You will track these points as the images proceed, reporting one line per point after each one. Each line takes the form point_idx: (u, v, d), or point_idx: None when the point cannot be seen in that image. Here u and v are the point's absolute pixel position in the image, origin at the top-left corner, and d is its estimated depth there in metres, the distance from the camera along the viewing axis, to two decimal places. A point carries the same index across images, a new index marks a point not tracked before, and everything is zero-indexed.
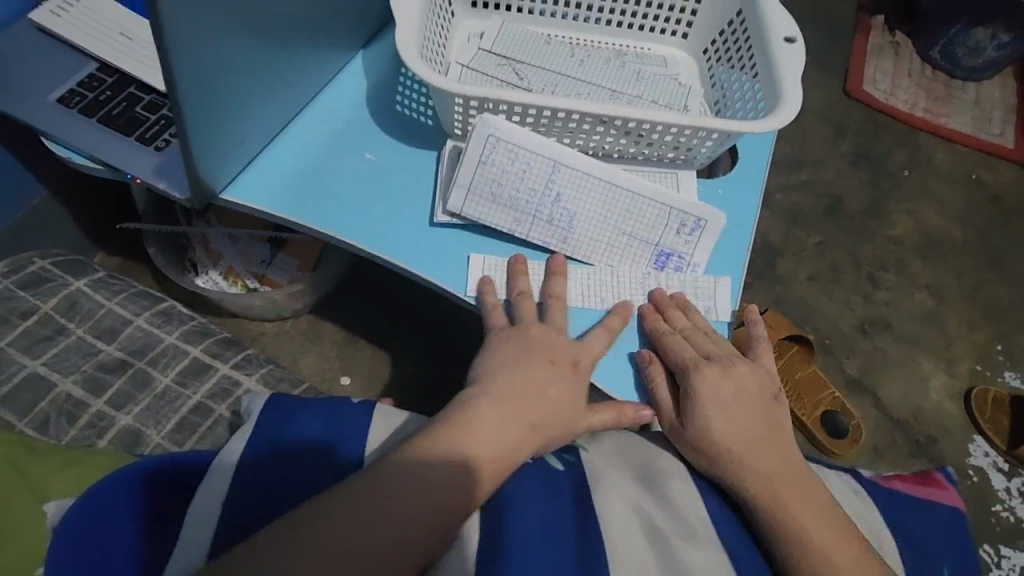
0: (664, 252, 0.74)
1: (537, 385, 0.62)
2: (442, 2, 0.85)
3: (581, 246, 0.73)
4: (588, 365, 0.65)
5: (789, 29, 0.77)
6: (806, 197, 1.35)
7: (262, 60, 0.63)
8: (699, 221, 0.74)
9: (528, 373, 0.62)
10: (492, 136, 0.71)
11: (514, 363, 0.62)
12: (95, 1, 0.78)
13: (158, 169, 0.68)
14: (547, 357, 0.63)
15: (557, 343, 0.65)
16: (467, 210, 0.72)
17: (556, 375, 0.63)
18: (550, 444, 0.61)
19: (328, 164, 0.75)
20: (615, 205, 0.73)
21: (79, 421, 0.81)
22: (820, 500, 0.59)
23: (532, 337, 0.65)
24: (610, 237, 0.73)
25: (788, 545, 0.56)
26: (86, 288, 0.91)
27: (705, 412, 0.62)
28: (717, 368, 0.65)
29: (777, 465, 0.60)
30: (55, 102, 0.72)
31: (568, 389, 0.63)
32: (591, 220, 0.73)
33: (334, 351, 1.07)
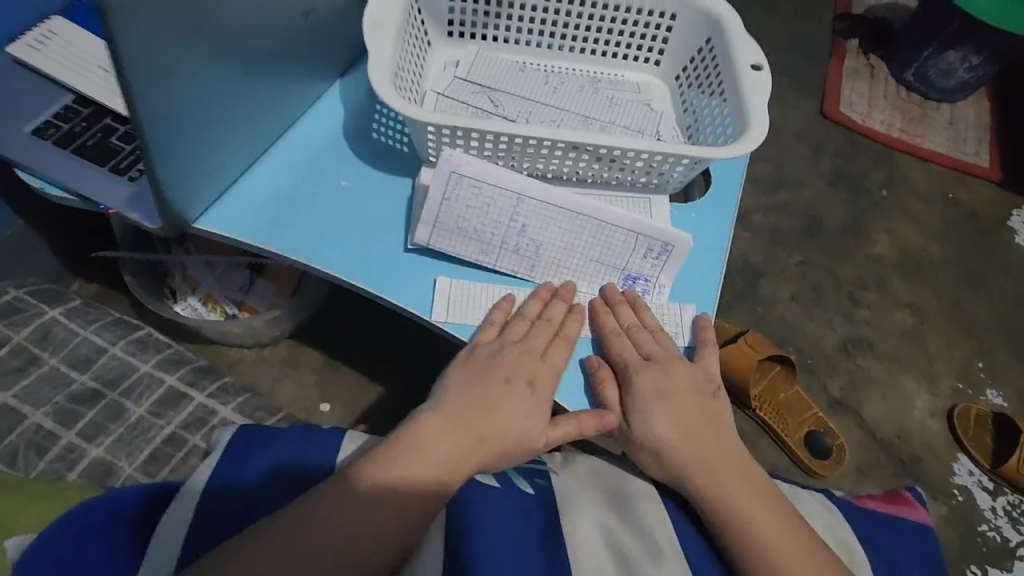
0: (631, 275, 0.74)
1: (490, 402, 0.62)
2: (417, 32, 0.86)
3: (547, 272, 0.74)
4: (545, 386, 0.65)
5: (756, 56, 0.79)
6: (786, 218, 1.36)
7: (234, 90, 0.64)
8: (667, 246, 0.73)
9: (480, 389, 0.63)
10: (453, 173, 0.71)
11: (470, 380, 0.64)
12: (72, 34, 0.79)
13: (130, 200, 0.68)
14: (503, 375, 0.64)
15: (522, 363, 0.65)
16: (435, 244, 0.72)
17: (508, 392, 0.63)
18: (503, 456, 0.61)
19: (305, 192, 0.75)
20: (580, 233, 0.73)
21: (49, 454, 0.80)
22: (766, 494, 0.60)
23: (490, 355, 0.66)
24: (577, 262, 0.74)
25: (737, 543, 0.57)
26: (61, 316, 0.91)
27: (645, 408, 0.64)
28: (656, 369, 0.66)
29: (719, 461, 0.62)
30: (30, 134, 0.72)
31: (520, 406, 0.63)
32: (556, 249, 0.73)
33: (313, 377, 1.05)
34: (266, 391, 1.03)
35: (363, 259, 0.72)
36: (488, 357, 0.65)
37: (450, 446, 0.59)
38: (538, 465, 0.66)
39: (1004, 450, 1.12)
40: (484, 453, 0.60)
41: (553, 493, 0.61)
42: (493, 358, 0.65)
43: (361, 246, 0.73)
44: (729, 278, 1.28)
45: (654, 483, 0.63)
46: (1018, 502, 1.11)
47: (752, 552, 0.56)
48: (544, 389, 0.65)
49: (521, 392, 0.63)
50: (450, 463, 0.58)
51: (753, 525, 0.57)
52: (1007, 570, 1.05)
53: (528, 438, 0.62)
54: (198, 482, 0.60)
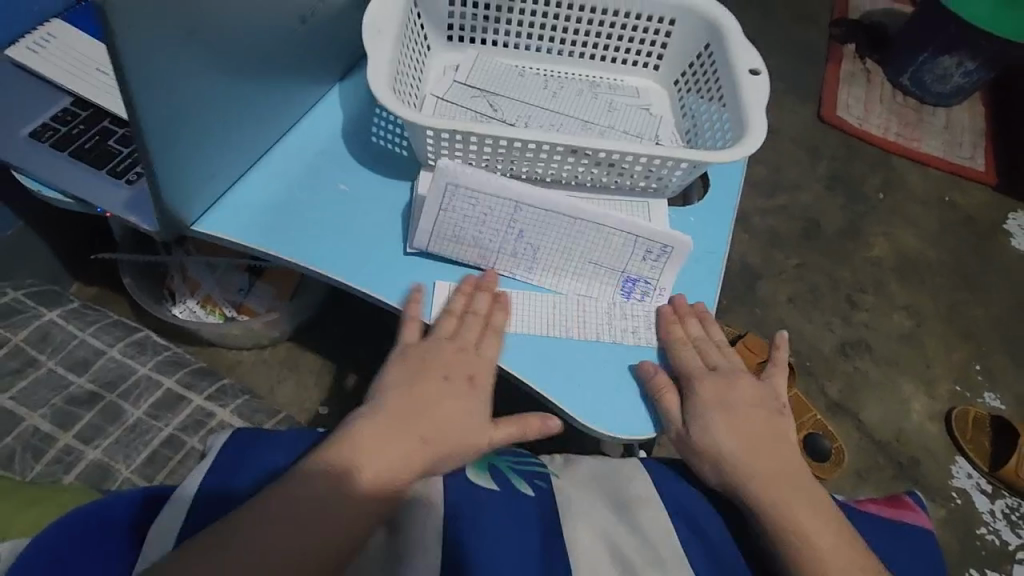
0: (631, 277, 0.74)
1: (430, 400, 0.61)
2: (417, 37, 0.86)
3: (545, 276, 0.74)
4: (485, 380, 0.65)
5: (754, 62, 0.79)
6: (784, 221, 1.37)
7: (233, 93, 0.64)
8: (666, 247, 0.73)
9: (418, 390, 0.61)
10: (450, 184, 0.70)
11: (408, 378, 0.63)
12: (72, 37, 0.79)
13: (128, 203, 0.68)
14: (441, 372, 0.63)
15: (459, 360, 0.65)
16: (433, 248, 0.73)
17: (449, 389, 0.62)
18: (451, 457, 0.59)
19: (303, 196, 0.76)
20: (579, 237, 0.72)
21: (45, 456, 0.79)
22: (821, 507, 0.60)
23: (430, 353, 0.65)
24: (576, 264, 0.74)
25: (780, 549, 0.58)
26: (59, 318, 0.91)
27: (706, 415, 0.64)
28: (720, 380, 0.67)
29: (778, 472, 0.61)
30: (28, 136, 0.72)
31: (461, 404, 0.62)
32: (554, 253, 0.73)
33: (312, 379, 1.05)
34: (264, 393, 1.03)
35: (360, 260, 0.73)
36: (424, 354, 0.65)
37: (390, 446, 0.57)
38: (536, 466, 0.66)
39: (1002, 453, 1.12)
40: (432, 456, 0.58)
41: (551, 491, 0.62)
42: (430, 355, 0.65)
43: (358, 249, 0.73)
44: (728, 281, 1.28)
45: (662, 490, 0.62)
46: (1017, 505, 1.11)
47: (800, 559, 0.57)
48: (485, 382, 0.64)
49: (463, 390, 0.63)
50: (393, 466, 0.56)
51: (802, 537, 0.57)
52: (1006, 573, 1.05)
53: (472, 441, 0.61)
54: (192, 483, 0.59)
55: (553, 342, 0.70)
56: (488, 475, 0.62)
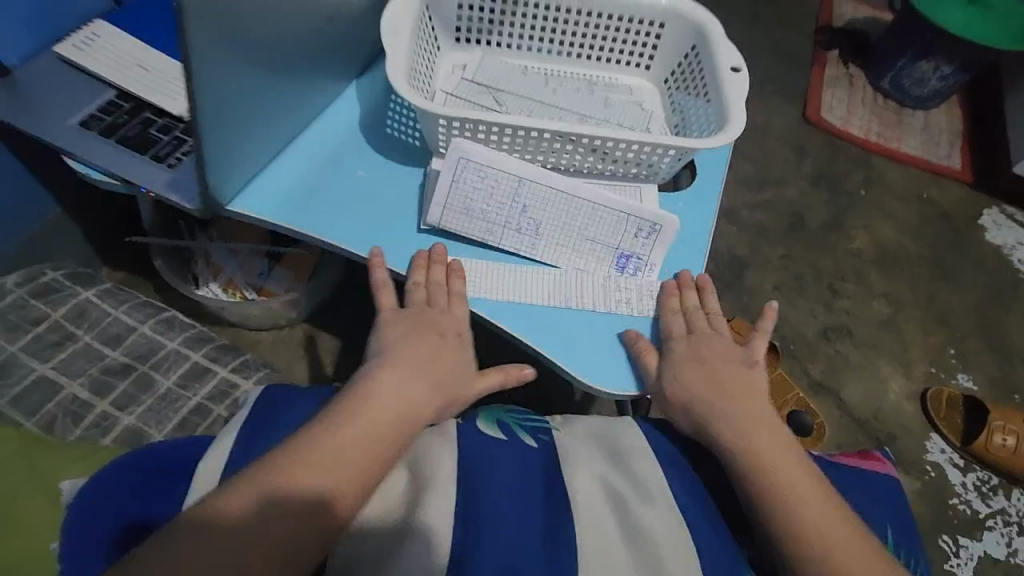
0: (625, 254, 0.82)
1: (431, 357, 0.69)
2: (428, 37, 0.94)
3: (547, 253, 0.81)
4: (469, 336, 0.74)
5: (736, 61, 0.87)
6: (771, 215, 1.45)
7: (269, 84, 0.72)
8: (654, 226, 0.81)
9: (414, 346, 0.69)
10: (463, 158, 0.79)
11: (409, 338, 0.70)
12: (115, 36, 0.86)
13: (168, 183, 0.75)
14: (436, 330, 0.71)
15: (447, 320, 0.73)
16: (445, 223, 0.80)
17: (445, 346, 0.71)
18: (451, 403, 0.68)
19: (325, 180, 0.83)
20: (576, 214, 0.81)
21: (84, 421, 0.86)
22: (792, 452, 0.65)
23: (427, 317, 0.73)
24: (575, 242, 0.81)
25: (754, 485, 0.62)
26: (94, 297, 0.97)
27: (683, 372, 0.71)
28: (695, 341, 0.74)
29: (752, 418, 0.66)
30: (76, 124, 0.79)
31: (455, 357, 0.71)
32: (554, 228, 0.81)
33: (326, 357, 1.12)
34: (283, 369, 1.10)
35: (377, 237, 0.80)
36: (413, 316, 0.73)
37: (404, 396, 0.64)
38: (541, 423, 0.71)
39: (974, 429, 1.19)
40: (435, 400, 0.66)
41: (554, 444, 0.68)
42: (426, 318, 0.73)
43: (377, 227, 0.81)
44: (718, 270, 1.35)
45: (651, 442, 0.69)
46: (987, 478, 1.18)
47: (760, 490, 0.61)
48: (468, 337, 0.74)
49: (451, 345, 0.71)
50: (401, 407, 0.63)
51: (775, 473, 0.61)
52: (977, 540, 1.12)
53: (466, 389, 0.70)
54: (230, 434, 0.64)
55: (552, 312, 0.77)
56: (496, 427, 0.68)
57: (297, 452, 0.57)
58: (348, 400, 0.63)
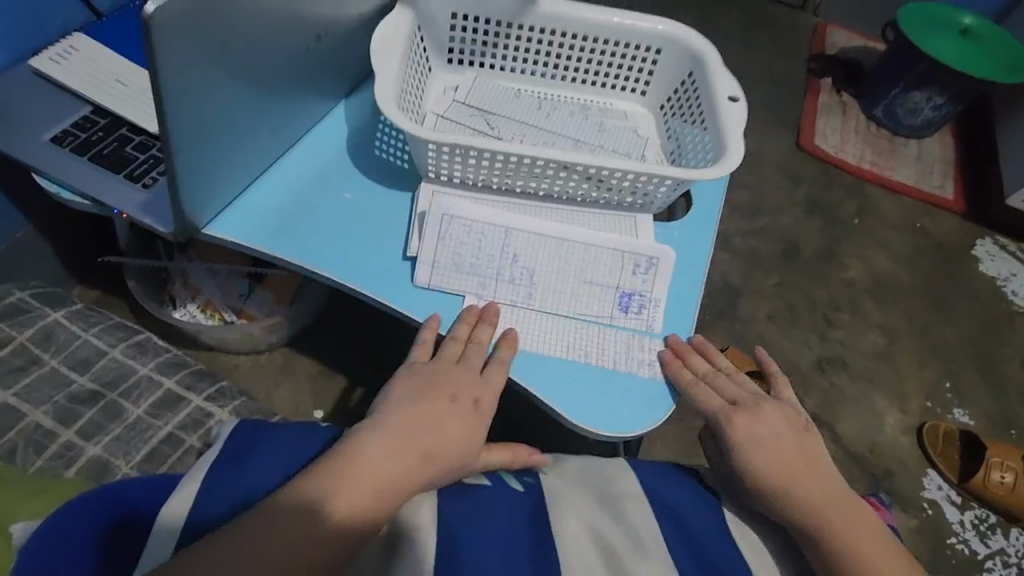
0: (625, 293, 0.78)
1: (434, 419, 0.64)
2: (419, 59, 0.92)
3: (547, 299, 0.77)
4: (488, 405, 0.68)
5: (733, 89, 0.86)
6: (764, 242, 1.43)
7: (251, 102, 0.69)
8: (652, 260, 0.79)
9: (424, 407, 0.65)
10: (448, 213, 0.78)
11: (414, 397, 0.66)
12: (93, 50, 0.83)
13: (143, 204, 0.72)
14: (448, 393, 0.67)
15: (462, 382, 0.69)
16: (435, 282, 0.76)
17: (452, 410, 0.66)
18: (442, 477, 0.62)
19: (309, 205, 0.80)
20: (571, 257, 0.79)
21: (47, 451, 0.81)
22: (850, 507, 0.65)
23: (437, 372, 0.69)
24: (571, 286, 0.78)
25: (826, 545, 0.62)
26: (63, 319, 0.93)
27: (746, 461, 0.67)
28: (745, 413, 0.70)
29: (813, 483, 0.66)
30: (48, 141, 0.76)
31: (463, 424, 0.66)
32: (551, 274, 0.78)
33: (307, 384, 1.08)
34: (260, 397, 1.05)
35: (366, 268, 0.76)
36: (429, 373, 0.69)
37: (395, 462, 0.60)
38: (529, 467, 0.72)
39: (971, 466, 1.17)
40: (435, 470, 0.62)
41: (541, 487, 0.68)
42: (437, 375, 0.69)
43: (369, 261, 0.77)
44: (711, 298, 1.33)
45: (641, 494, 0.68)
46: (985, 516, 1.15)
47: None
48: (487, 406, 0.68)
49: (468, 410, 0.67)
50: (397, 476, 0.59)
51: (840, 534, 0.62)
52: None
53: (464, 462, 0.64)
54: (201, 467, 0.61)
55: (562, 364, 0.73)
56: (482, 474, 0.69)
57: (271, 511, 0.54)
58: (337, 460, 0.58)
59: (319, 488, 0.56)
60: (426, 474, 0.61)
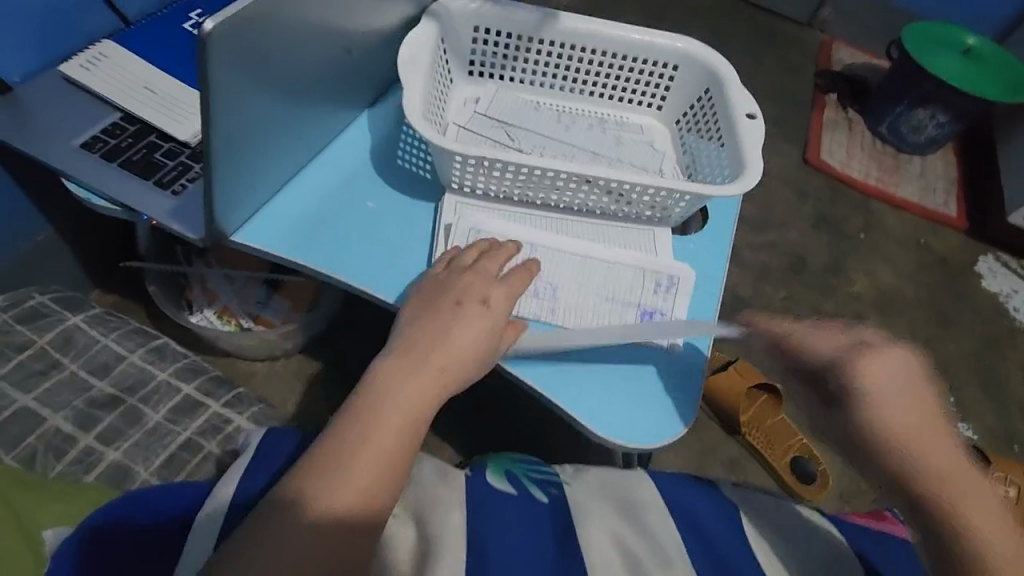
0: (647, 310, 0.79)
1: (443, 328, 0.61)
2: (442, 71, 0.93)
3: (568, 316, 0.77)
4: (499, 301, 0.66)
5: (750, 106, 0.87)
6: (772, 255, 1.45)
7: (281, 112, 0.70)
8: (673, 279, 0.81)
9: (433, 317, 0.62)
10: (473, 229, 0.80)
11: (422, 312, 0.63)
12: (122, 56, 0.84)
13: (173, 212, 0.73)
14: (453, 299, 0.64)
15: (472, 286, 0.66)
16: None
17: (462, 313, 0.63)
18: (467, 378, 0.61)
19: (335, 215, 0.81)
20: (593, 275, 0.80)
21: (67, 456, 0.82)
22: (977, 480, 0.55)
23: (445, 285, 0.66)
24: (594, 302, 0.78)
25: (945, 529, 0.53)
26: (82, 324, 0.93)
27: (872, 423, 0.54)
28: (881, 354, 0.56)
29: (950, 456, 0.54)
30: (79, 147, 0.76)
31: (476, 323, 0.63)
32: (573, 289, 0.78)
33: (322, 391, 1.08)
34: (275, 403, 1.06)
35: (390, 278, 0.77)
36: (438, 287, 0.66)
37: (412, 380, 0.57)
38: (551, 475, 0.73)
39: None
40: (453, 377, 0.59)
41: (565, 499, 0.69)
42: (446, 286, 0.66)
43: (393, 271, 0.78)
44: (720, 311, 1.35)
45: (661, 501, 0.69)
46: None
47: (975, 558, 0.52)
48: (499, 305, 0.65)
49: (476, 311, 0.64)
50: (420, 392, 0.57)
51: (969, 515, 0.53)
52: None
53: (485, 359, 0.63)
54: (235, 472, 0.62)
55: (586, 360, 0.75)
56: (506, 480, 0.70)
57: (309, 464, 0.52)
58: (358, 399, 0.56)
59: (351, 425, 0.54)
60: (446, 381, 0.59)
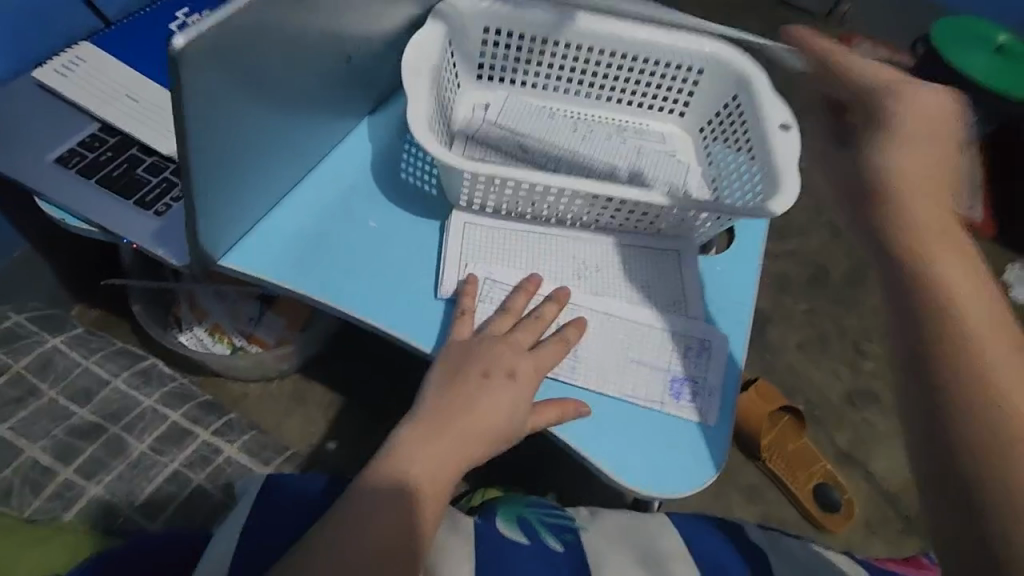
0: (678, 379, 0.71)
1: (467, 401, 0.60)
2: (448, 76, 0.86)
3: (589, 374, 0.69)
4: (525, 373, 0.64)
5: (784, 116, 0.80)
6: (792, 265, 1.38)
7: (274, 125, 0.64)
8: (704, 344, 0.73)
9: (459, 389, 0.60)
10: (488, 278, 0.73)
11: (446, 384, 0.61)
12: (100, 60, 0.77)
13: (156, 235, 0.67)
14: (481, 370, 0.62)
15: (499, 356, 0.63)
16: None
17: (488, 386, 0.61)
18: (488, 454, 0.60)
19: (333, 238, 0.74)
20: (615, 335, 0.72)
21: (45, 491, 0.76)
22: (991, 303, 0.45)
23: (470, 350, 0.64)
24: (620, 362, 0.71)
25: (910, 267, 0.47)
26: (63, 345, 0.87)
27: (883, 149, 0.52)
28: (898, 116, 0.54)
29: (936, 209, 0.49)
30: (54, 162, 0.70)
31: (502, 398, 0.61)
32: (596, 348, 0.71)
33: (318, 414, 1.02)
34: (270, 428, 1.00)
35: (397, 312, 0.71)
36: (466, 350, 0.63)
37: (433, 461, 0.56)
38: (567, 521, 0.67)
39: None
40: (472, 452, 0.58)
41: (581, 543, 0.63)
42: (471, 351, 0.63)
43: (401, 306, 0.71)
44: None
45: (686, 549, 0.64)
46: None
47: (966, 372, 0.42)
48: (525, 377, 0.63)
49: (502, 383, 0.61)
50: (441, 470, 0.56)
51: (942, 261, 0.46)
52: None
53: (510, 434, 0.60)
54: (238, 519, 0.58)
55: (636, 413, 0.68)
56: (519, 528, 0.64)
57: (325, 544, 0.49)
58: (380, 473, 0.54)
59: (371, 497, 0.52)
60: (464, 457, 0.58)
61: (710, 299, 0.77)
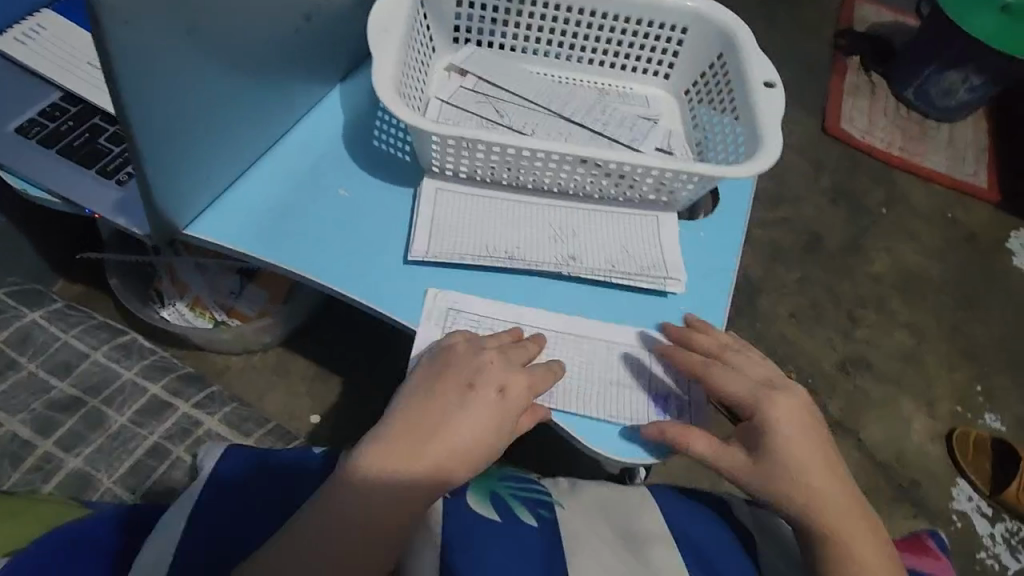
0: (659, 396, 0.67)
1: (445, 416, 0.56)
2: (422, 39, 0.84)
3: (569, 400, 0.65)
4: (516, 395, 0.59)
5: (769, 73, 0.77)
6: (786, 233, 1.35)
7: (231, 88, 0.62)
8: None
9: (438, 401, 0.57)
10: (453, 308, 0.68)
11: (426, 391, 0.57)
12: (62, 28, 0.75)
13: (116, 206, 0.65)
14: (462, 381, 0.58)
15: (488, 370, 0.59)
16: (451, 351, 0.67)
17: (469, 402, 0.57)
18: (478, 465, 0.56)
19: (303, 211, 0.72)
20: (594, 364, 0.68)
21: (24, 463, 0.76)
22: (846, 499, 0.58)
23: (454, 361, 0.60)
24: (599, 388, 0.66)
25: (796, 504, 0.57)
26: (42, 320, 0.87)
27: (779, 453, 0.58)
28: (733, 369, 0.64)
29: (812, 446, 0.59)
30: (14, 132, 0.69)
31: (485, 416, 0.57)
32: (575, 379, 0.67)
33: (302, 387, 1.02)
34: (253, 401, 1.00)
35: (369, 282, 0.69)
36: (453, 359, 0.60)
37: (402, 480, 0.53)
38: (542, 496, 0.66)
39: (1003, 477, 1.12)
40: (451, 472, 0.54)
41: (557, 520, 0.61)
42: (454, 360, 0.60)
43: (372, 279, 0.69)
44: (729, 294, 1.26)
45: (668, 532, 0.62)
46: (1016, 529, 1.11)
47: None
48: (515, 395, 0.59)
49: (489, 400, 0.58)
50: (411, 495, 0.52)
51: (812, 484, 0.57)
52: None
53: (494, 451, 0.57)
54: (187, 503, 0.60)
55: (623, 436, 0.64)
56: (489, 503, 0.63)
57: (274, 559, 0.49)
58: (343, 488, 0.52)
59: (329, 516, 0.51)
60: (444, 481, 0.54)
61: (690, 263, 0.76)
